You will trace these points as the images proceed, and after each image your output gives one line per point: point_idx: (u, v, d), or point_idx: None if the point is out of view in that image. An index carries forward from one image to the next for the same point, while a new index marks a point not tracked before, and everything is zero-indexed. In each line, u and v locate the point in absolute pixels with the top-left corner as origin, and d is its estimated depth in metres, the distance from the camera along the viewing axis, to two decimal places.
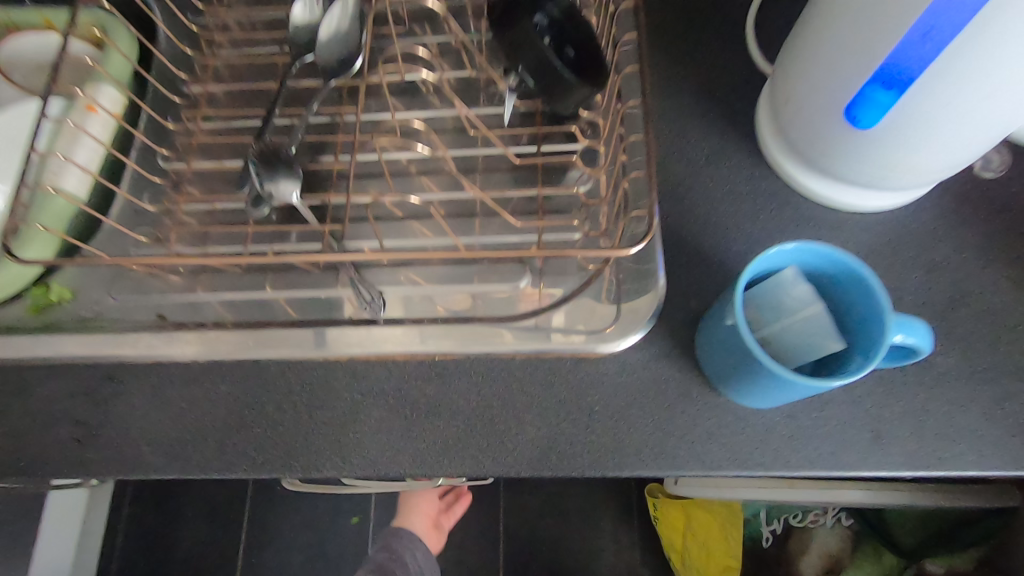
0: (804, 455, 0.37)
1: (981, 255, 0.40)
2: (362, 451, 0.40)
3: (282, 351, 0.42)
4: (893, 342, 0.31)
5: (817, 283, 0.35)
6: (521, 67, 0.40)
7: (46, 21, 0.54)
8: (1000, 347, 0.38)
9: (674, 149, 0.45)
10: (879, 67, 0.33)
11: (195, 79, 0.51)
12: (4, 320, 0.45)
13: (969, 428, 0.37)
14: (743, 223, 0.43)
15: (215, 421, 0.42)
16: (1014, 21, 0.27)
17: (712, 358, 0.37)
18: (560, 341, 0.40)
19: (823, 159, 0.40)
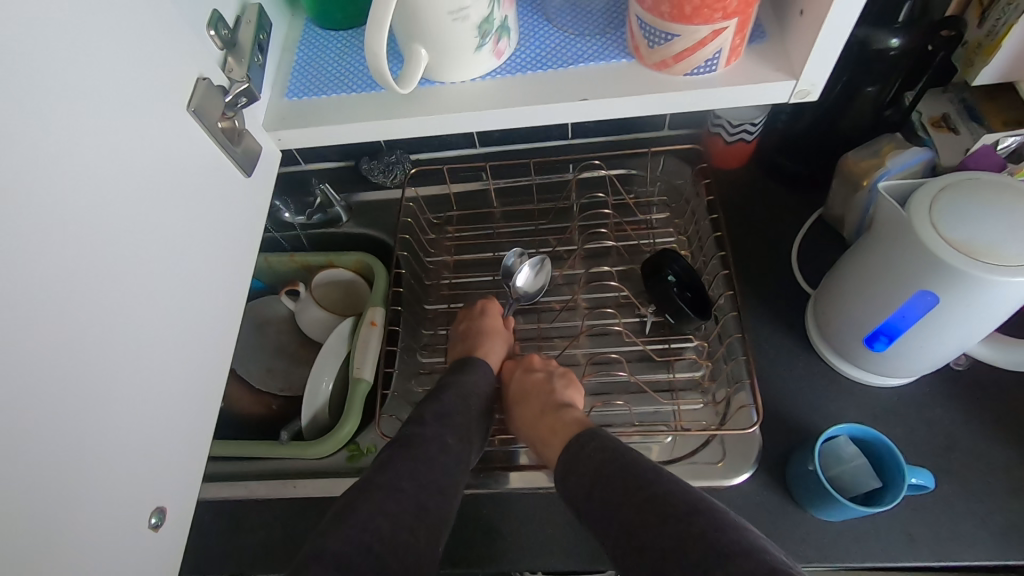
0: (866, 551, 0.59)
1: (966, 416, 0.64)
2: (577, 553, 0.63)
3: (518, 486, 0.66)
4: (910, 483, 0.54)
5: (860, 444, 0.59)
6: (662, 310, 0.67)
7: (330, 260, 0.84)
8: (985, 477, 0.60)
9: (757, 345, 0.71)
10: (879, 324, 0.59)
11: (436, 303, 0.81)
12: (333, 466, 0.71)
13: (972, 532, 0.58)
14: (807, 395, 0.67)
15: (476, 534, 0.65)
16: (946, 319, 0.53)
17: (799, 490, 0.60)
18: (700, 478, 0.64)
19: (855, 360, 0.65)
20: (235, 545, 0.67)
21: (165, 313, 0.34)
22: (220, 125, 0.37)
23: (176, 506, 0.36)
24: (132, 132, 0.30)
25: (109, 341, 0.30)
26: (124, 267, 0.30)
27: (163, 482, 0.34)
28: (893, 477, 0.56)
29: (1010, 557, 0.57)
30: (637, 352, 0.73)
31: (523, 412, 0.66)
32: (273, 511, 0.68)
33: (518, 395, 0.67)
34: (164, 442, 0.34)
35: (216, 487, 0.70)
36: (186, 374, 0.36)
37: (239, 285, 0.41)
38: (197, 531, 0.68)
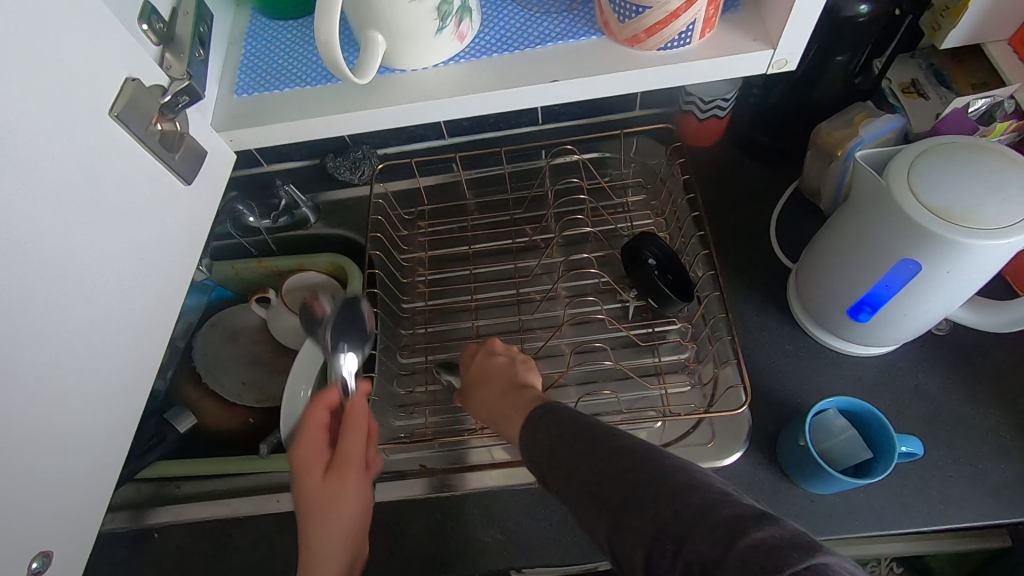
0: (860, 521, 0.59)
1: (949, 379, 0.64)
2: (575, 544, 0.62)
3: (510, 482, 0.65)
4: (901, 451, 0.54)
5: (849, 416, 0.58)
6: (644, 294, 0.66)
7: (300, 264, 0.81)
8: (971, 440, 0.61)
9: (740, 323, 0.70)
10: (863, 295, 0.58)
11: (412, 298, 0.78)
12: None
13: (962, 494, 0.59)
14: (794, 370, 0.67)
15: (471, 534, 0.64)
16: (930, 287, 0.52)
17: (792, 466, 0.60)
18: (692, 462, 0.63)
19: (839, 332, 0.64)
20: (219, 565, 0.65)
21: (75, 335, 0.30)
22: (156, 127, 0.33)
23: (68, 549, 0.32)
24: (26, 141, 0.26)
25: (12, 368, 0.27)
26: (16, 296, 0.27)
27: (56, 525, 0.31)
28: (882, 445, 0.56)
29: (1000, 517, 0.58)
30: (621, 338, 0.71)
31: (476, 395, 0.62)
32: (256, 528, 0.66)
33: (475, 381, 0.63)
34: (61, 483, 0.31)
35: (195, 508, 0.67)
36: (96, 408, 0.32)
37: (169, 303, 0.37)
38: (178, 554, 0.66)
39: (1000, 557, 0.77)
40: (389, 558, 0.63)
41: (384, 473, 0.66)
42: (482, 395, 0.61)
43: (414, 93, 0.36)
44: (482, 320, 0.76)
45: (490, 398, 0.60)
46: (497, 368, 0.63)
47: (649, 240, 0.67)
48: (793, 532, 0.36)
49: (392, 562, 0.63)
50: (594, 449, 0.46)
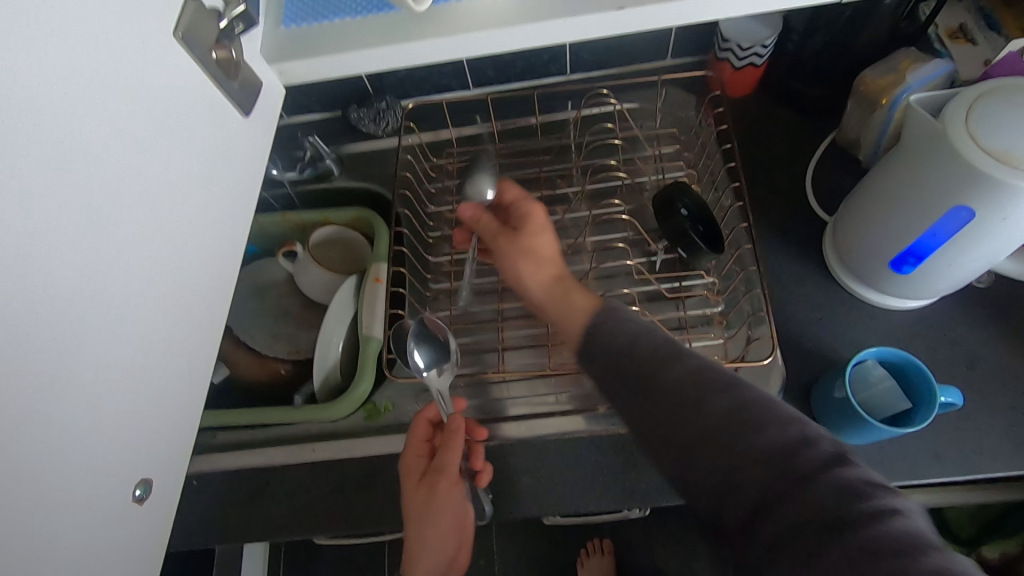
0: (893, 470, 0.59)
1: (987, 333, 0.64)
2: (607, 491, 0.63)
3: (542, 432, 0.65)
4: (941, 401, 0.54)
5: (887, 366, 0.58)
6: (676, 245, 0.65)
7: (326, 218, 0.81)
8: (1007, 392, 0.61)
9: (774, 275, 0.69)
10: (907, 246, 0.57)
11: (438, 251, 0.77)
12: (350, 426, 0.70)
13: (995, 444, 0.59)
14: (828, 323, 0.66)
15: (505, 481, 0.64)
16: (981, 235, 0.51)
17: (827, 415, 0.60)
18: None
19: (877, 283, 0.64)
20: (257, 510, 0.66)
21: (158, 282, 0.31)
22: (214, 54, 0.33)
23: (162, 477, 0.35)
24: (108, 95, 0.26)
25: (106, 320, 0.28)
26: (105, 191, 0.27)
27: (152, 458, 0.34)
28: (919, 392, 0.56)
29: None
30: (651, 290, 0.71)
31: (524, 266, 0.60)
32: (293, 475, 0.67)
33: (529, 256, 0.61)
34: (158, 419, 0.33)
35: (231, 455, 0.68)
36: (178, 354, 0.34)
37: (237, 245, 0.38)
38: (217, 499, 0.67)
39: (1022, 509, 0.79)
40: None
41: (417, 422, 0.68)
42: (540, 274, 0.59)
43: (472, 21, 0.35)
44: None
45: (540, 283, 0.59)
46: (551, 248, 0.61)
47: (681, 190, 0.66)
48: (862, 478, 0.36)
49: None
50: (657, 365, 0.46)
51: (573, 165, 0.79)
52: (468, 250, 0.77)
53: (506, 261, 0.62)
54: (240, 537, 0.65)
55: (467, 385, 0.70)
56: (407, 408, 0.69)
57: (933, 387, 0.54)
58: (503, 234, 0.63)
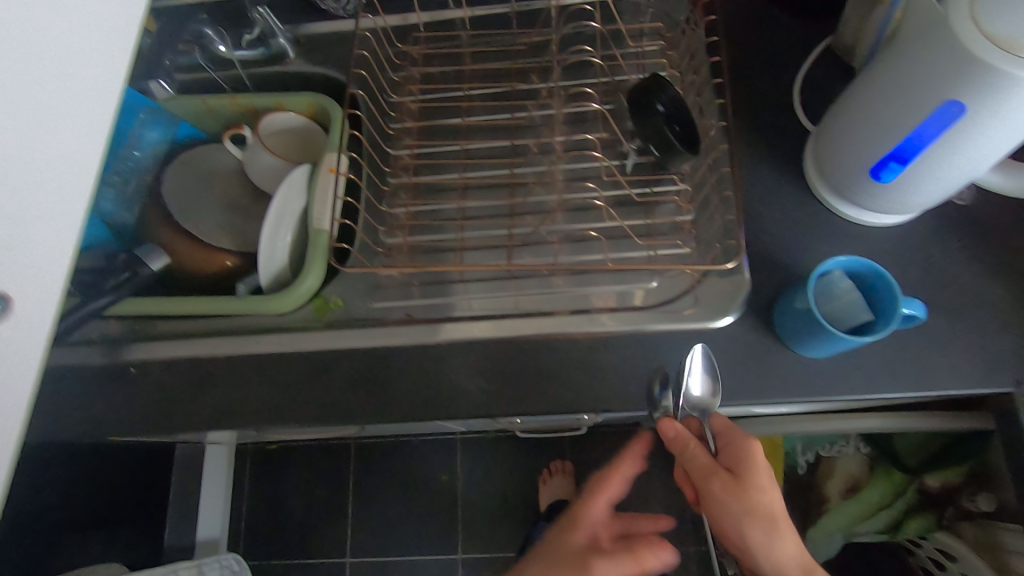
0: (848, 385, 0.59)
1: (964, 252, 0.61)
2: (557, 395, 0.61)
3: (496, 334, 0.63)
4: (903, 313, 0.52)
5: (854, 277, 0.56)
6: (649, 143, 0.61)
7: (279, 102, 0.74)
8: (974, 313, 0.59)
9: (750, 186, 0.66)
10: (890, 149, 0.53)
11: (399, 144, 0.72)
12: (298, 321, 0.66)
13: (955, 363, 0.58)
14: (801, 237, 0.63)
15: (455, 382, 0.62)
16: (969, 136, 0.48)
17: (788, 326, 0.58)
18: (681, 322, 0.61)
19: (854, 195, 0.61)
20: (198, 401, 0.64)
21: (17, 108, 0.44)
22: None
23: (27, 304, 0.45)
24: None
25: None
26: None
27: (12, 281, 0.44)
28: (870, 285, 0.54)
29: (989, 387, 0.57)
30: (620, 195, 0.67)
31: (748, 522, 0.54)
32: (235, 368, 0.64)
33: (743, 483, 0.54)
34: (21, 240, 0.45)
35: (170, 345, 0.65)
36: (40, 185, 0.46)
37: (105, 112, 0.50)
38: (154, 388, 0.65)
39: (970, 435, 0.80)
40: (370, 400, 0.62)
41: (367, 320, 0.65)
42: (776, 545, 0.55)
43: None
44: (473, 171, 0.70)
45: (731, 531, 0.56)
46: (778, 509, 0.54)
47: (660, 88, 0.61)
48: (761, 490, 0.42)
49: (373, 403, 0.62)
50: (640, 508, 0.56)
51: (547, 59, 0.73)
52: (430, 144, 0.71)
53: (728, 501, 0.53)
54: (177, 426, 0.63)
55: (421, 285, 0.67)
56: (357, 305, 0.66)
57: (876, 272, 0.53)
58: (721, 478, 0.54)
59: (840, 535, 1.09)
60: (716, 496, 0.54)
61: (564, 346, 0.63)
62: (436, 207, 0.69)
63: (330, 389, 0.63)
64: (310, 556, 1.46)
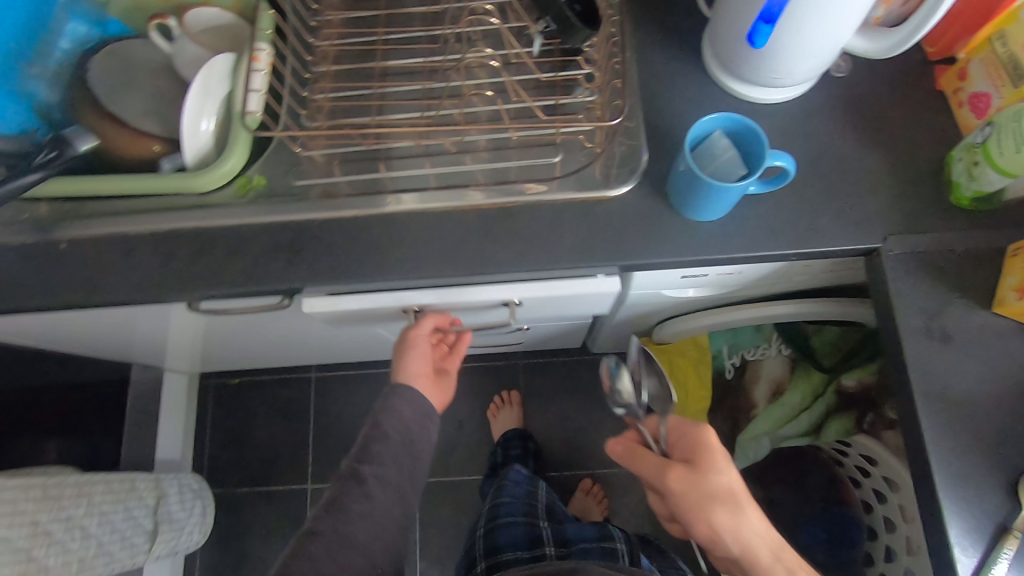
0: (732, 244, 0.63)
1: (841, 125, 0.66)
2: (465, 259, 0.65)
3: (409, 205, 0.67)
4: (773, 164, 0.57)
5: (733, 137, 0.60)
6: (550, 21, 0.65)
7: None
8: (847, 178, 0.64)
9: (649, 70, 0.70)
10: (762, 12, 0.57)
11: (322, 36, 0.75)
12: (224, 199, 0.69)
13: (828, 222, 0.63)
14: (695, 114, 0.68)
15: (370, 249, 0.66)
16: None
17: (678, 188, 0.62)
18: (581, 190, 0.65)
19: (742, 70, 0.65)
20: (124, 272, 0.67)
21: None
22: None
23: None
24: None
25: None
26: None
27: None
28: (733, 131, 0.59)
29: (857, 242, 0.62)
30: (530, 79, 0.71)
31: (707, 480, 0.67)
32: (161, 242, 0.67)
33: (719, 509, 0.66)
34: None
35: (97, 222, 0.68)
36: None
37: None
38: (83, 263, 0.67)
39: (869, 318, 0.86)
40: (290, 267, 0.66)
41: (289, 195, 0.68)
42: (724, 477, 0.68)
43: None
44: (392, 60, 0.73)
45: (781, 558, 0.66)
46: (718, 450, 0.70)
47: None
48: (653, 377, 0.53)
49: (293, 269, 0.66)
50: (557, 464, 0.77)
51: None
52: (351, 35, 0.74)
53: (687, 494, 0.67)
54: (105, 295, 0.66)
55: (341, 164, 0.70)
56: (279, 183, 0.69)
57: (733, 117, 0.58)
58: (678, 469, 0.69)
59: (766, 440, 1.10)
60: (673, 484, 0.68)
61: (472, 217, 0.67)
62: (356, 93, 0.72)
63: (252, 258, 0.66)
64: (273, 483, 1.51)
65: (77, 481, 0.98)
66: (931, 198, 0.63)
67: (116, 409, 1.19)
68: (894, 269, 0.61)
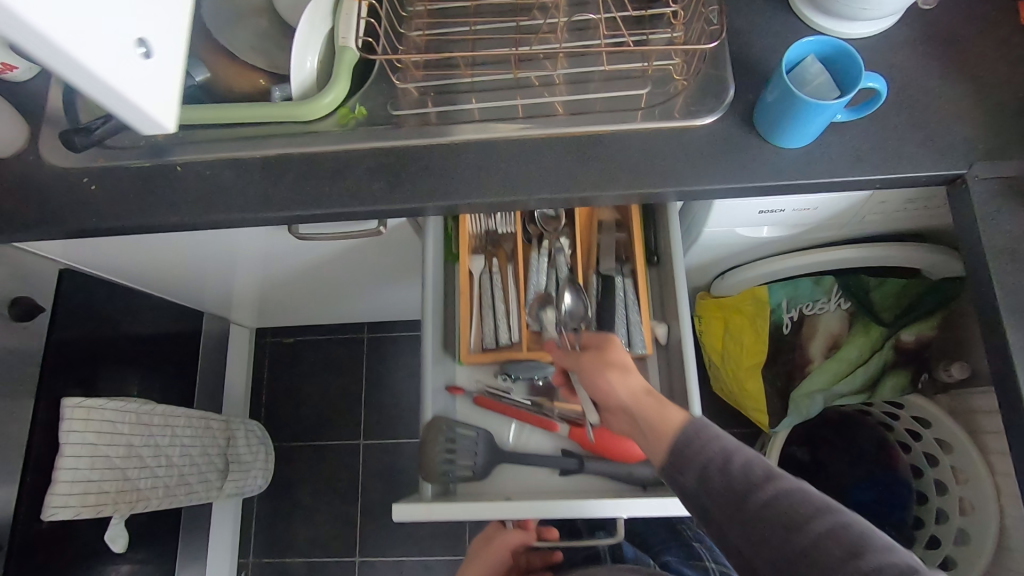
0: (817, 170, 0.66)
1: (925, 57, 0.68)
2: (557, 183, 0.69)
3: (504, 133, 0.71)
4: (866, 86, 0.59)
5: (824, 63, 0.62)
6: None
7: None
8: (932, 108, 0.66)
9: (735, 7, 0.72)
10: None
11: None
12: (327, 128, 0.74)
13: (912, 149, 0.65)
14: (779, 48, 0.70)
15: (467, 175, 0.70)
16: None
17: (767, 115, 0.65)
18: (668, 120, 0.69)
19: (832, 5, 0.67)
20: (236, 193, 0.72)
21: None
22: None
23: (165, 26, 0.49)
24: None
25: None
26: None
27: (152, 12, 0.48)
28: (829, 56, 0.61)
29: (943, 168, 0.64)
30: (616, 18, 0.74)
31: (629, 380, 0.66)
32: (270, 165, 0.72)
33: (637, 403, 0.63)
34: None
35: (212, 147, 0.73)
36: None
37: None
38: (199, 185, 0.72)
39: (935, 267, 0.88)
40: (393, 190, 0.70)
41: (389, 125, 0.73)
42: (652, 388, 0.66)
43: None
44: (484, 1, 0.77)
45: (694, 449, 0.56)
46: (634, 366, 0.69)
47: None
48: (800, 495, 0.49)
49: (396, 192, 0.70)
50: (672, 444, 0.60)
51: None
52: None
53: (622, 390, 0.65)
54: (218, 213, 0.71)
55: (436, 97, 0.74)
56: (378, 114, 0.74)
57: (827, 41, 0.60)
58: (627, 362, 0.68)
59: (820, 397, 1.11)
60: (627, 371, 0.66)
61: (564, 144, 0.70)
62: (450, 31, 0.76)
63: (357, 182, 0.71)
64: (326, 439, 1.56)
65: (164, 411, 1.04)
66: (1018, 128, 0.65)
67: (188, 353, 1.25)
68: (979, 194, 0.63)
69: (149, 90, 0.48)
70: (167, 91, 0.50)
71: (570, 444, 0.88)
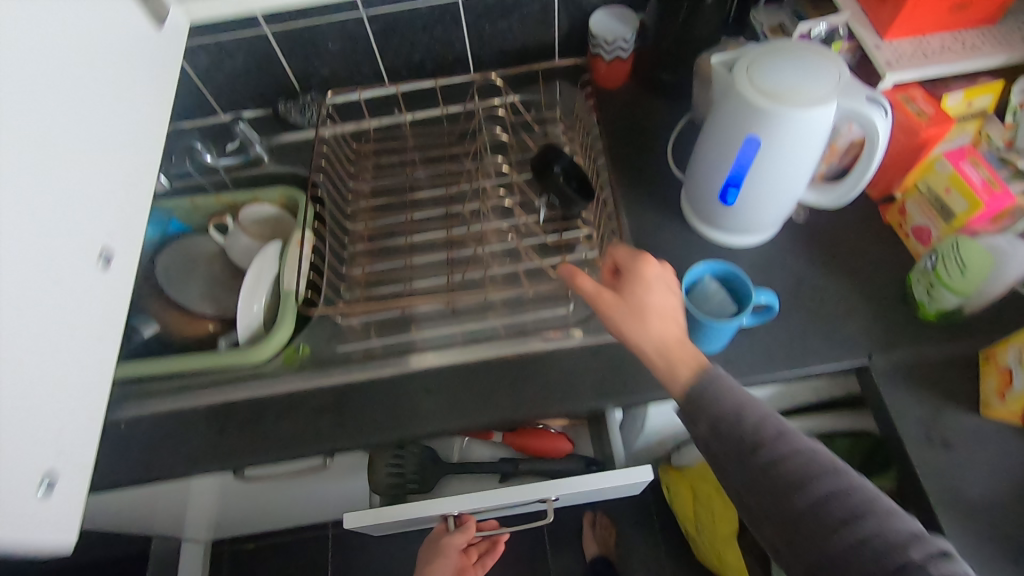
0: (735, 371, 0.70)
1: (809, 259, 0.76)
2: (496, 405, 0.72)
3: (441, 361, 0.74)
4: (758, 301, 0.66)
5: (719, 280, 0.69)
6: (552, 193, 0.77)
7: (255, 197, 0.90)
8: (825, 305, 0.73)
9: (639, 226, 0.82)
10: (726, 180, 0.69)
11: (354, 220, 0.87)
12: (271, 368, 0.76)
13: (816, 346, 0.71)
14: (683, 260, 0.78)
15: (409, 406, 0.72)
16: (774, 161, 0.64)
17: None
18: (594, 335, 0.74)
19: (720, 225, 0.76)
20: (180, 446, 0.72)
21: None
22: None
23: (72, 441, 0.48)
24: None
25: None
26: None
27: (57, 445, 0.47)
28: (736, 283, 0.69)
29: (846, 361, 0.69)
30: (537, 243, 0.82)
31: (642, 334, 0.60)
32: (217, 413, 0.73)
33: (642, 352, 0.60)
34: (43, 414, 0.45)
35: (161, 399, 0.74)
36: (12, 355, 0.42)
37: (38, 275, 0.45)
38: (144, 441, 0.73)
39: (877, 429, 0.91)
40: (337, 427, 0.72)
41: (331, 361, 0.76)
42: (655, 330, 0.60)
43: None
44: (418, 235, 0.85)
45: (740, 430, 0.54)
46: (658, 308, 0.60)
47: (555, 155, 0.79)
48: (893, 534, 0.46)
49: (340, 431, 0.72)
50: (747, 445, 0.53)
51: (475, 145, 0.90)
52: (381, 218, 0.87)
53: (625, 339, 0.61)
54: (161, 468, 0.71)
55: (377, 329, 0.78)
56: (323, 349, 0.77)
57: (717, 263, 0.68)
58: (661, 323, 0.60)
59: None
60: (651, 327, 0.60)
61: (503, 365, 0.74)
62: (388, 265, 0.83)
63: (302, 422, 0.72)
64: None
65: None
66: (903, 317, 0.72)
67: None
68: (883, 383, 0.68)
69: (51, 525, 0.45)
70: (67, 516, 0.47)
71: (507, 451, 0.90)
